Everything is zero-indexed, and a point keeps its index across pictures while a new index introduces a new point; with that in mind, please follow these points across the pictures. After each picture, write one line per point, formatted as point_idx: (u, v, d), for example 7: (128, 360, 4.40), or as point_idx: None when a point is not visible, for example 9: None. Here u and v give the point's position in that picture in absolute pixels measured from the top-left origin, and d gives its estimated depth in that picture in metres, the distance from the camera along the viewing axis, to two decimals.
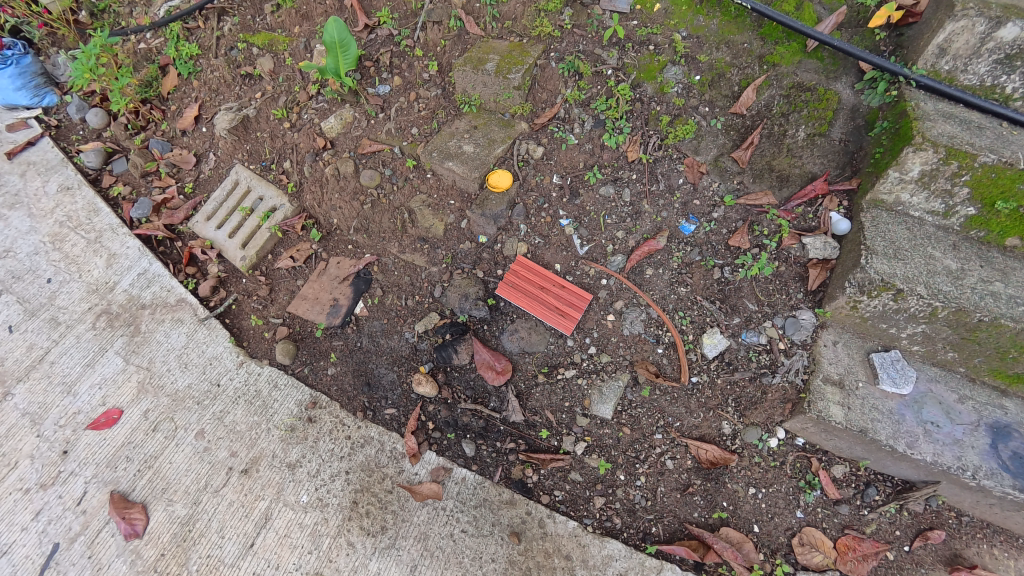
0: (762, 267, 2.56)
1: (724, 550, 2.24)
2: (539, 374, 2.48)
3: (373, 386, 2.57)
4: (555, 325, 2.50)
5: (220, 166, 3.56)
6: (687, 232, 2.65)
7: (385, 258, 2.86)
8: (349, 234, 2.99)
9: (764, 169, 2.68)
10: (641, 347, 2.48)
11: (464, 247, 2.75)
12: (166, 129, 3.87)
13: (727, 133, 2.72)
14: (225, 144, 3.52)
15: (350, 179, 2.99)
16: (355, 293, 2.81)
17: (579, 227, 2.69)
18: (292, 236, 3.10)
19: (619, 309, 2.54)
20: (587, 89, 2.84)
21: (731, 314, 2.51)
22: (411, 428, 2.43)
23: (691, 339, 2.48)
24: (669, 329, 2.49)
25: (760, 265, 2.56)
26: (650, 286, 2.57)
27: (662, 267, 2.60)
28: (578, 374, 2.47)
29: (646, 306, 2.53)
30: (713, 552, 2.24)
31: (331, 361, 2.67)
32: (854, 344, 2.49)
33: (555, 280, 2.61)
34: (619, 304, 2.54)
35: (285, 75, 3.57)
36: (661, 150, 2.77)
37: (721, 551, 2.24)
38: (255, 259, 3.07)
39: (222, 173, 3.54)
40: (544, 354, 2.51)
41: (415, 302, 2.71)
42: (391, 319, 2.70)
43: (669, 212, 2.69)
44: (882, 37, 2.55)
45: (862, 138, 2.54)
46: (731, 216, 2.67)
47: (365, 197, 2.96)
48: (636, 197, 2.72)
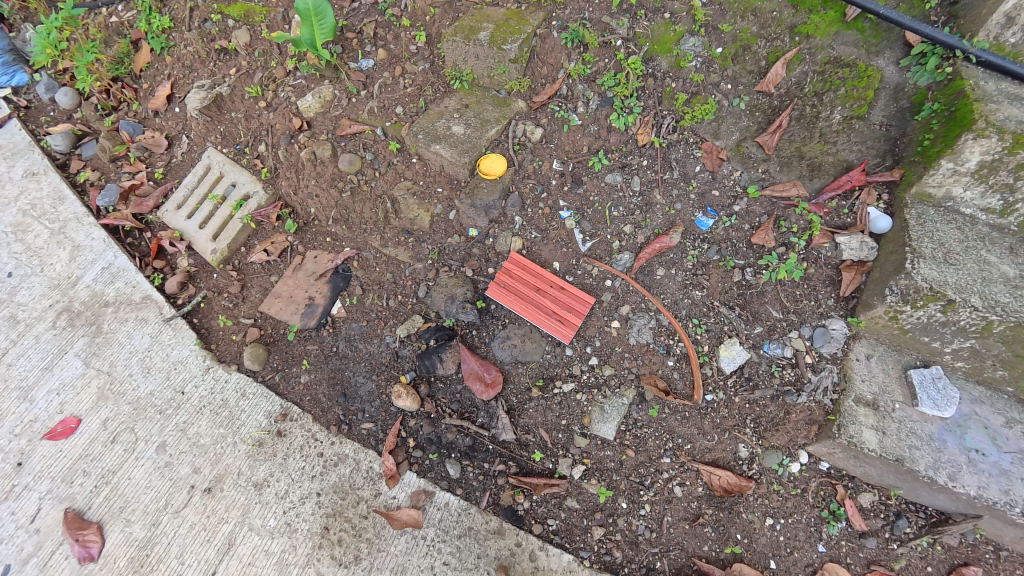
0: (790, 269, 2.26)
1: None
2: (534, 388, 2.18)
3: (348, 397, 2.30)
4: (553, 333, 2.21)
5: (194, 150, 3.30)
6: (704, 227, 2.35)
7: (366, 252, 2.59)
8: (328, 225, 2.72)
9: (792, 157, 2.36)
10: (652, 358, 2.17)
11: (452, 241, 2.46)
12: (138, 110, 3.61)
13: (752, 115, 2.39)
14: (198, 126, 3.25)
15: (328, 164, 2.69)
16: (332, 291, 2.55)
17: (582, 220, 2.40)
18: (268, 227, 2.84)
19: (625, 314, 2.24)
20: (593, 63, 2.50)
21: (751, 322, 2.23)
22: (390, 449, 2.15)
23: (707, 351, 2.18)
24: (682, 338, 2.19)
25: (788, 267, 2.26)
26: (661, 289, 2.26)
27: (675, 267, 2.29)
28: (577, 389, 2.17)
29: (655, 312, 2.22)
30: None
31: (303, 367, 2.40)
32: (888, 358, 2.19)
33: (551, 282, 2.30)
34: (625, 309, 2.24)
35: (262, 49, 3.28)
36: (676, 133, 2.47)
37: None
38: (227, 252, 2.81)
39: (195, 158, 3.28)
40: (539, 364, 2.21)
41: (397, 302, 2.44)
42: (371, 322, 2.43)
43: (683, 204, 2.38)
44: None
45: (907, 122, 2.17)
46: (753, 209, 2.36)
47: (344, 184, 2.66)
48: (646, 185, 2.42)
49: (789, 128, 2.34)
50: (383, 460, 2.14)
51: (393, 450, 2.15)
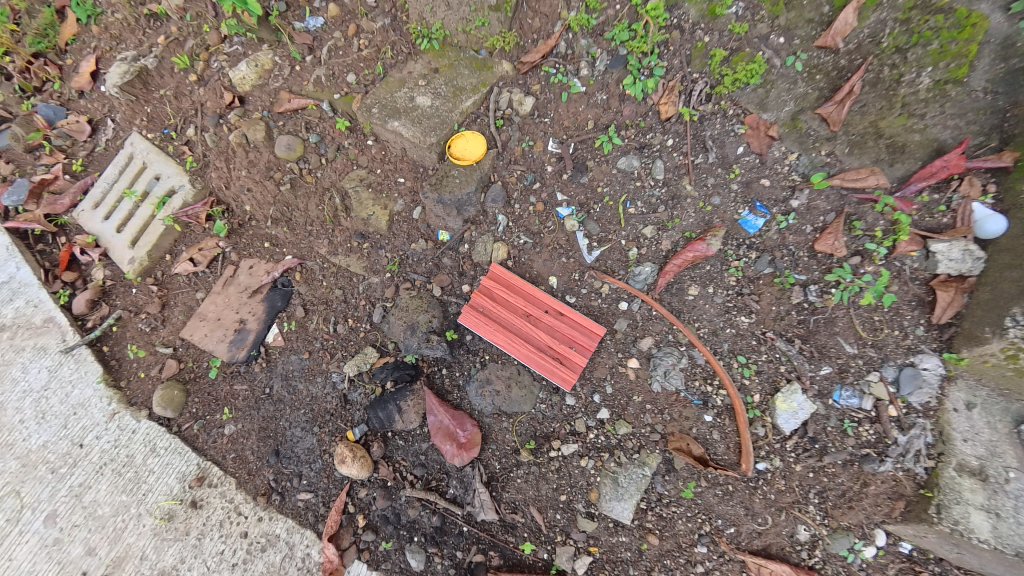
0: (881, 292, 1.66)
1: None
2: (522, 451, 1.63)
3: (283, 457, 1.77)
4: (548, 376, 1.64)
5: (119, 136, 2.73)
6: (752, 229, 1.77)
7: (311, 262, 2.03)
8: (266, 226, 2.16)
9: (867, 134, 1.68)
10: (684, 409, 1.61)
11: (417, 246, 1.85)
12: (58, 89, 2.98)
13: (810, 79, 1.73)
14: (122, 107, 2.69)
15: (262, 150, 2.11)
16: (268, 312, 2.00)
17: (588, 217, 1.78)
18: (196, 230, 2.29)
19: (644, 348, 1.67)
20: (600, 10, 1.85)
21: (812, 359, 1.67)
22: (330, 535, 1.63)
23: (757, 403, 1.65)
24: (723, 383, 1.61)
25: (877, 290, 1.66)
26: (694, 313, 1.68)
27: (713, 284, 1.70)
28: (580, 451, 1.62)
29: (687, 346, 1.64)
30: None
31: (226, 416, 1.87)
32: (1000, 407, 1.47)
33: (546, 306, 1.72)
34: (646, 343, 1.66)
35: (195, 10, 2.59)
36: (710, 103, 1.86)
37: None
38: (146, 262, 2.26)
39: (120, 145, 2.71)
40: (530, 417, 1.65)
41: (346, 328, 1.87)
42: (313, 354, 1.88)
43: (723, 198, 1.81)
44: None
45: (1019, 88, 1.49)
46: (815, 204, 1.77)
47: (283, 175, 2.09)
48: (672, 172, 1.83)
49: (867, 92, 1.65)
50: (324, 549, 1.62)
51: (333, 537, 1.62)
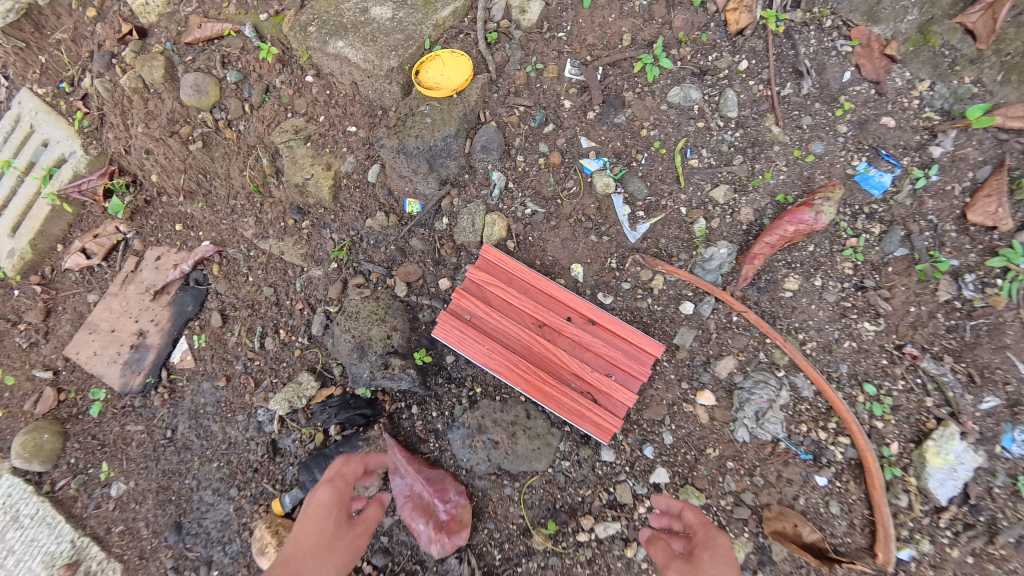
0: None
1: (706, 542, 0.97)
2: (534, 534, 1.08)
3: (189, 533, 1.22)
4: (574, 421, 1.08)
5: None
6: (877, 188, 1.17)
7: (233, 250, 1.46)
8: (178, 202, 1.59)
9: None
10: (785, 467, 1.04)
11: (374, 223, 1.27)
12: None
13: None
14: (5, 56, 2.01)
15: (164, 96, 1.52)
16: (175, 321, 1.43)
17: (629, 171, 1.18)
18: (94, 211, 1.72)
19: (722, 375, 1.10)
20: None
21: (970, 386, 1.07)
22: (329, 474, 1.08)
23: (896, 456, 1.07)
24: (846, 427, 1.03)
25: None
26: (794, 319, 1.11)
27: (819, 272, 1.12)
28: (623, 533, 1.07)
29: (789, 370, 1.07)
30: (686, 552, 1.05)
31: (109, 472, 1.32)
32: None
33: (568, 311, 1.11)
34: (724, 365, 1.09)
35: None
36: (800, 10, 1.26)
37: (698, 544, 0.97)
38: (30, 255, 1.68)
39: None
40: (545, 480, 1.11)
41: (278, 343, 1.30)
42: (233, 382, 1.32)
43: (827, 145, 1.21)
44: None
45: None
46: (962, 153, 1.15)
47: (193, 130, 1.51)
48: (748, 109, 1.24)
49: None
50: (312, 492, 1.05)
51: (331, 479, 1.07)
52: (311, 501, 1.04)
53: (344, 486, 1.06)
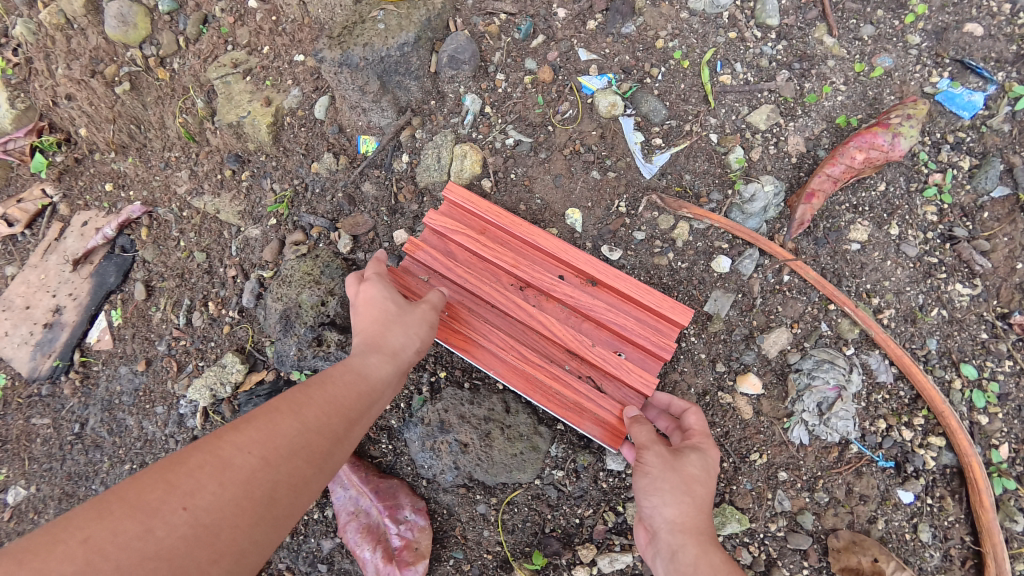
0: None
1: (704, 444, 0.71)
2: (516, 570, 0.89)
3: None
4: (572, 419, 0.81)
5: None
6: (969, 107, 0.88)
7: (163, 209, 1.22)
8: (109, 159, 1.36)
9: None
10: (858, 480, 0.81)
11: (320, 167, 1.03)
12: None
13: None
14: None
15: (88, 32, 1.29)
16: (91, 297, 1.20)
17: (642, 88, 0.91)
18: (22, 174, 1.48)
19: (772, 354, 0.85)
20: None
21: None
22: (370, 271, 0.80)
23: (1004, 464, 0.80)
24: (944, 425, 0.79)
25: None
26: (864, 279, 0.84)
27: (895, 218, 0.85)
28: (634, 567, 0.89)
29: (859, 351, 0.82)
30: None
31: (3, 476, 1.11)
32: None
33: (560, 268, 0.86)
34: (772, 342, 0.84)
35: None
36: None
37: (689, 440, 0.71)
38: None
39: None
40: (532, 494, 0.89)
41: (207, 319, 1.07)
42: (152, 367, 1.09)
43: (898, 57, 0.92)
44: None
45: None
46: None
47: (118, 71, 1.27)
48: (797, 12, 0.94)
49: None
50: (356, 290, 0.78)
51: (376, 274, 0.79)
52: (360, 295, 0.76)
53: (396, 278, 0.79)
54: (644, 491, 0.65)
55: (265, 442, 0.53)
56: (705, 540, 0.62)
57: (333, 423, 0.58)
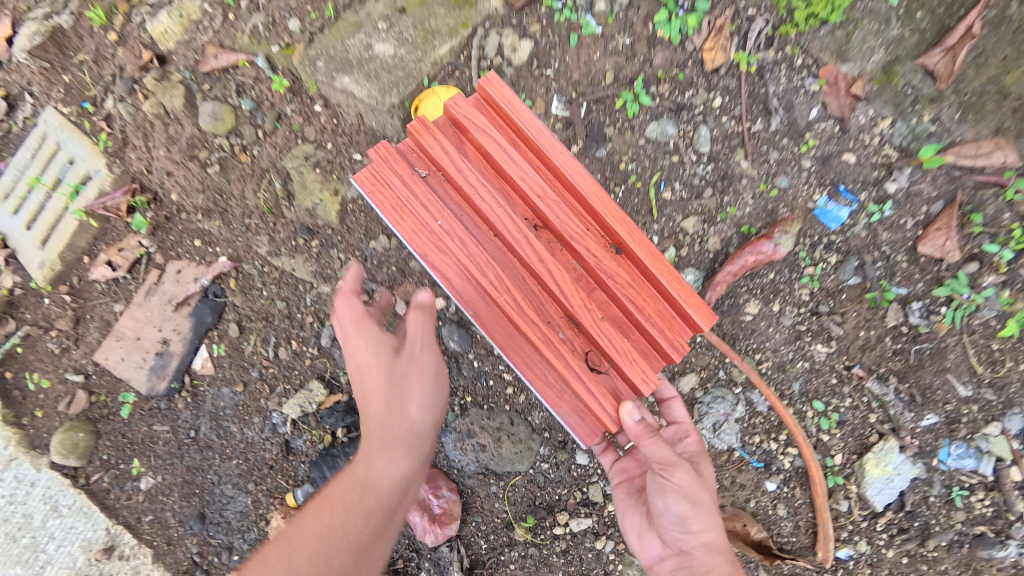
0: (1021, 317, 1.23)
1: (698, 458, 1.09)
2: (515, 528, 1.29)
3: (208, 523, 1.50)
4: (558, 353, 1.03)
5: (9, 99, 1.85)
6: (834, 221, 1.29)
7: (247, 264, 1.58)
8: (197, 218, 1.70)
9: (993, 89, 1.23)
10: (739, 473, 1.25)
11: (377, 244, 1.45)
12: None
13: (915, 6, 1.25)
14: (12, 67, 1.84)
15: (184, 122, 1.64)
16: (194, 332, 1.56)
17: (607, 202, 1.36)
18: (116, 226, 1.80)
19: (686, 390, 1.27)
20: None
21: (910, 405, 1.25)
22: (378, 339, 1.07)
23: (840, 465, 1.25)
24: (793, 439, 1.23)
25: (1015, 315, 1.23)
26: (754, 339, 1.26)
27: (780, 299, 1.26)
28: (594, 527, 1.28)
29: (746, 388, 1.24)
30: (637, 465, 1.12)
31: (139, 468, 1.51)
32: None
33: (585, 227, 1.08)
34: (689, 380, 1.26)
35: None
36: (774, 48, 1.36)
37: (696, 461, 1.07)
38: (58, 267, 1.77)
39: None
40: (527, 480, 1.28)
41: (289, 352, 1.47)
42: (249, 388, 1.48)
43: (792, 179, 1.32)
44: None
45: None
46: (917, 189, 1.29)
47: (211, 154, 1.63)
48: (723, 143, 1.35)
49: (1006, 22, 1.19)
50: (366, 354, 1.06)
51: (383, 346, 1.06)
52: (371, 368, 1.06)
53: (396, 359, 1.06)
54: (693, 517, 0.98)
55: (291, 555, 0.94)
56: (723, 551, 1.00)
57: (342, 528, 0.97)
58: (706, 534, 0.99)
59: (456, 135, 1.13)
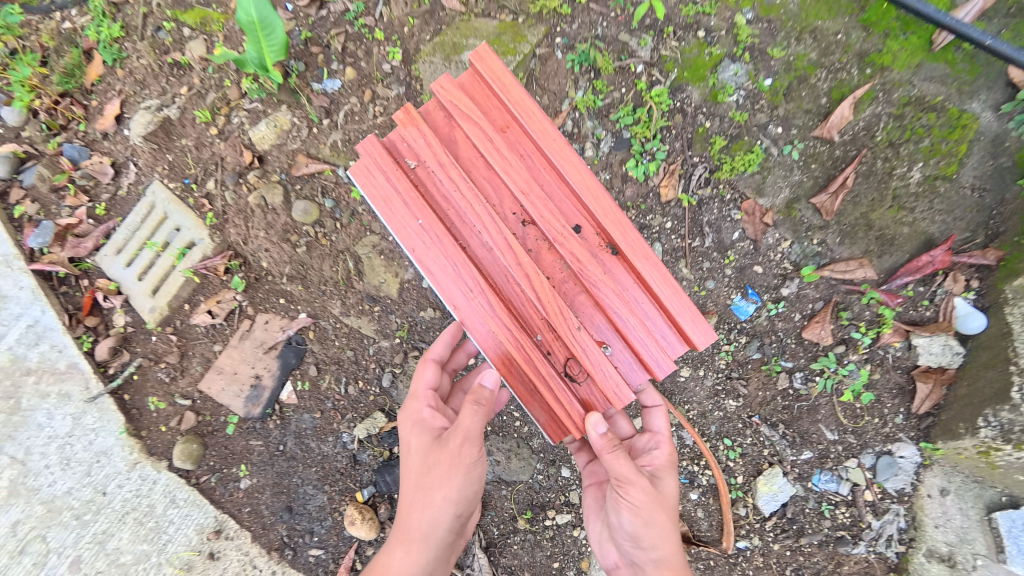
0: (857, 386, 1.90)
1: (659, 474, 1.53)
2: (519, 519, 1.86)
3: (294, 513, 2.10)
4: (537, 357, 1.47)
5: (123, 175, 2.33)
6: (742, 314, 1.96)
7: (323, 320, 2.14)
8: (281, 282, 2.20)
9: (858, 224, 1.89)
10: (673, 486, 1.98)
11: (426, 314, 2.09)
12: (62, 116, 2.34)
13: (807, 167, 1.90)
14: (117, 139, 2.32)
15: (280, 213, 2.19)
16: (282, 370, 2.13)
17: None
18: (214, 282, 2.24)
19: None
20: (606, 93, 2.00)
21: (793, 445, 1.93)
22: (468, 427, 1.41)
23: (740, 482, 1.97)
24: (708, 465, 1.95)
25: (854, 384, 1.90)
26: (684, 395, 1.97)
27: (703, 366, 1.96)
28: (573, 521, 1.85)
29: (677, 427, 1.97)
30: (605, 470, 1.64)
31: (243, 472, 2.11)
32: (968, 495, 1.84)
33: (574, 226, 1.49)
34: None
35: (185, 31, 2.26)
36: (709, 187, 1.98)
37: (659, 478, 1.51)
38: (167, 311, 2.22)
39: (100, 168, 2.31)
40: (527, 486, 1.85)
41: (357, 390, 2.11)
42: (325, 414, 2.11)
43: (717, 283, 1.98)
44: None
45: (1007, 185, 1.79)
46: (805, 293, 1.92)
47: (299, 237, 2.18)
48: (670, 255, 2.01)
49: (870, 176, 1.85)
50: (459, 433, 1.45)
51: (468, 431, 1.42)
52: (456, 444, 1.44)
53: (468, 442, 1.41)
54: (648, 526, 1.41)
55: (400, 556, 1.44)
56: (673, 563, 1.41)
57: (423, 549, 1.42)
58: (656, 551, 1.41)
59: (456, 124, 1.54)
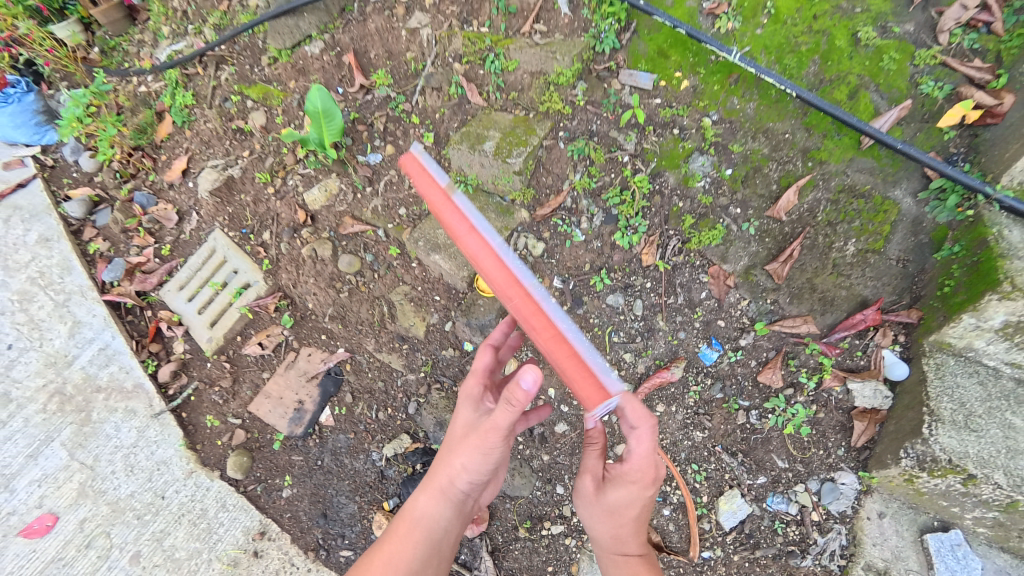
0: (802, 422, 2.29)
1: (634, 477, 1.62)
2: (520, 527, 2.23)
3: (328, 519, 2.49)
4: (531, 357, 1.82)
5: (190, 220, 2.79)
6: (708, 360, 2.37)
7: (359, 354, 2.56)
8: (324, 321, 2.62)
9: (804, 287, 2.31)
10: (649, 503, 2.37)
11: (447, 353, 2.49)
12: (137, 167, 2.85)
13: (762, 240, 2.34)
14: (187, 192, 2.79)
15: (327, 263, 2.63)
16: (322, 396, 2.54)
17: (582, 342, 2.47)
18: (264, 317, 2.65)
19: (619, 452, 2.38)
20: (598, 177, 2.49)
21: (751, 471, 2.33)
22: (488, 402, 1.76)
23: (706, 502, 2.35)
24: (677, 484, 2.34)
25: (800, 421, 2.30)
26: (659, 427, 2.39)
27: (675, 403, 2.39)
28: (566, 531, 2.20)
29: None
30: None
31: (285, 482, 2.50)
32: (903, 517, 2.23)
33: None
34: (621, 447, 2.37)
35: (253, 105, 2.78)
36: (681, 255, 2.43)
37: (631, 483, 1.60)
38: (222, 341, 2.64)
39: (168, 215, 2.79)
40: (528, 500, 2.22)
41: (386, 415, 2.52)
42: (357, 434, 2.52)
43: (687, 334, 2.40)
44: (947, 91, 2.11)
45: (926, 258, 2.17)
46: (760, 344, 2.35)
47: (343, 284, 2.61)
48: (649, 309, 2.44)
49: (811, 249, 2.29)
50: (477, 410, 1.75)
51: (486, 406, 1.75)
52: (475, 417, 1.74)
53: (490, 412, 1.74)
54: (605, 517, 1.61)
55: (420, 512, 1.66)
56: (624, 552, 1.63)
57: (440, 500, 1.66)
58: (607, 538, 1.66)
59: None
